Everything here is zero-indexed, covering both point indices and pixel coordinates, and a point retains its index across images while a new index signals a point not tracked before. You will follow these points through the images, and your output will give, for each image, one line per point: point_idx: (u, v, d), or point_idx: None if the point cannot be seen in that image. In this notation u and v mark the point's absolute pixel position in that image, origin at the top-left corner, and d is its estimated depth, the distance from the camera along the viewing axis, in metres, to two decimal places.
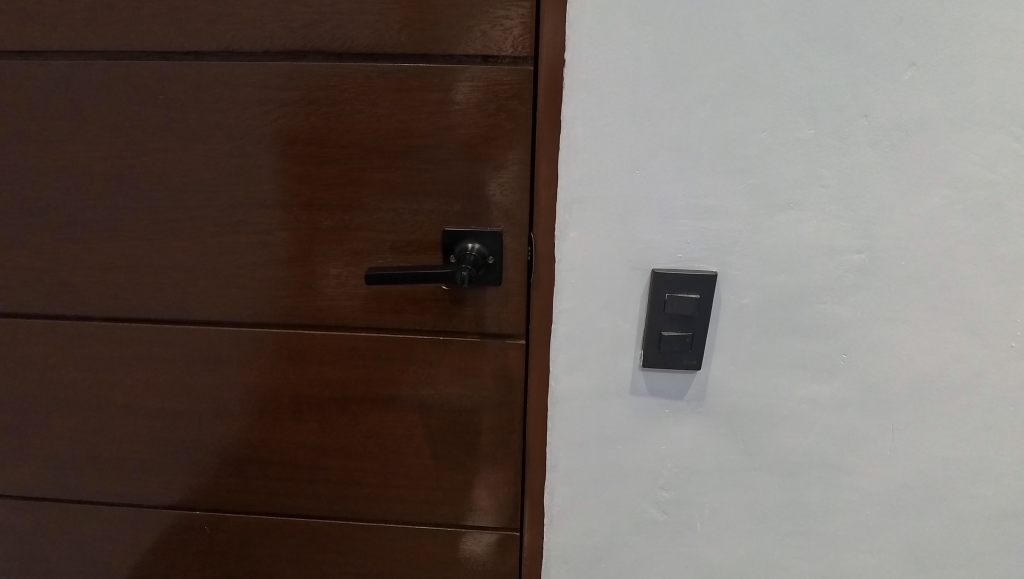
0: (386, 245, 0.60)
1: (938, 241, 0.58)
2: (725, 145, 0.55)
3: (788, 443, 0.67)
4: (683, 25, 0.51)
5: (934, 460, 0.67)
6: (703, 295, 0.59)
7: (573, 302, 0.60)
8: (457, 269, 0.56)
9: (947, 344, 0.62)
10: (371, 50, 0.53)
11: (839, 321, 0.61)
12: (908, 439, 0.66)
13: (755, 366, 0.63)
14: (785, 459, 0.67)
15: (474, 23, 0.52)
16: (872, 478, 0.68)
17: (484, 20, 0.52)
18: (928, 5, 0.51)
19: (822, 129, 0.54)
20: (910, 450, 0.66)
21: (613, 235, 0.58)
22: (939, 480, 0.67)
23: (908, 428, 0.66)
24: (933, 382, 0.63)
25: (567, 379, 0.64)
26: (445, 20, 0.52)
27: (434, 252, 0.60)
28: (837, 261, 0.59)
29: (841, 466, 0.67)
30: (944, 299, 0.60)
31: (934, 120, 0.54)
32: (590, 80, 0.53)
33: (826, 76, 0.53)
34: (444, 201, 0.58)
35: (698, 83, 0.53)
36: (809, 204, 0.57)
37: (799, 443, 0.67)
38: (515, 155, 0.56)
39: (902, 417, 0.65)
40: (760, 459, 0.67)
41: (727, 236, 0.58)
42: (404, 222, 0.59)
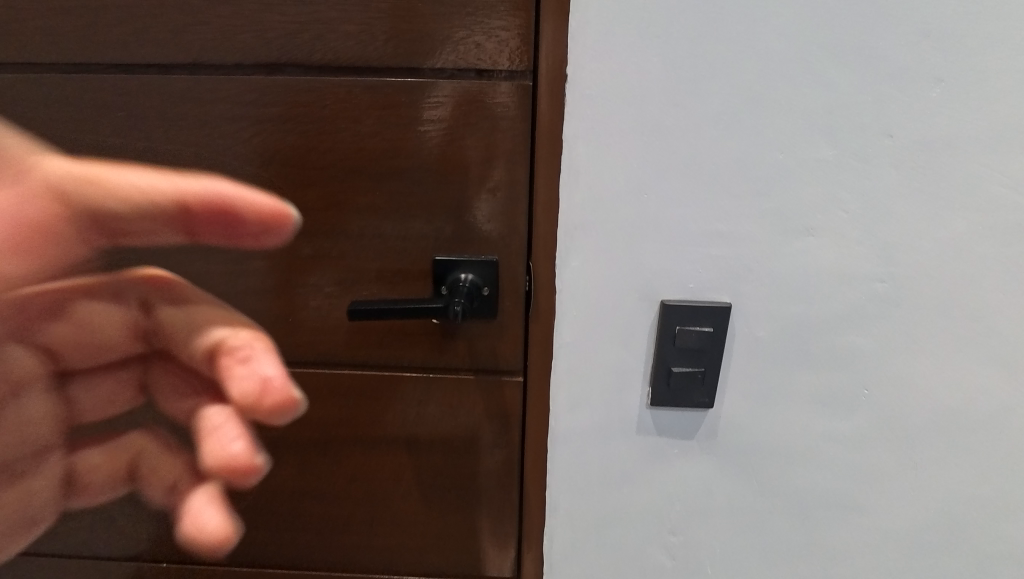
0: (373, 275, 0.55)
1: (965, 268, 0.54)
2: (740, 166, 0.50)
3: (805, 483, 0.62)
4: (695, 39, 0.47)
5: (959, 500, 0.62)
6: (717, 328, 0.55)
7: (574, 335, 0.56)
8: (451, 303, 0.51)
9: (974, 377, 0.58)
10: (355, 63, 0.49)
11: (860, 353, 0.57)
12: (932, 477, 0.61)
13: (769, 401, 0.59)
14: (801, 499, 0.63)
15: (469, 34, 0.48)
16: (893, 518, 0.63)
17: (479, 32, 0.48)
18: (957, 17, 0.47)
19: (844, 149, 0.50)
20: (934, 489, 0.62)
21: (618, 264, 0.53)
22: (966, 520, 0.63)
23: (934, 467, 0.61)
24: (958, 417, 0.59)
25: (568, 416, 0.59)
26: (437, 32, 0.48)
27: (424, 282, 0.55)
28: (859, 288, 0.55)
29: (860, 507, 0.63)
30: (971, 330, 0.56)
31: (962, 140, 0.50)
32: (594, 95, 0.48)
33: (849, 93, 0.49)
34: (434, 228, 0.53)
35: (712, 98, 0.48)
36: (829, 229, 0.53)
37: (817, 482, 0.62)
38: (512, 176, 0.51)
39: (925, 454, 0.61)
40: (774, 500, 0.63)
41: (741, 263, 0.53)
42: (391, 249, 0.54)
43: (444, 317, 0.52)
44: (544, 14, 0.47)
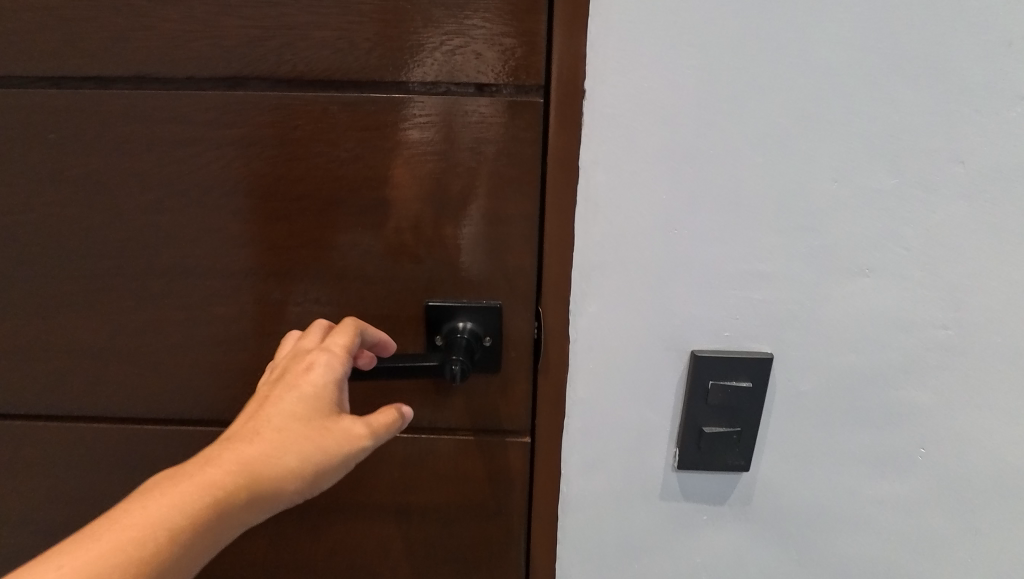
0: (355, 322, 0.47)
1: None
2: (786, 198, 0.43)
3: (851, 553, 0.54)
4: (738, 49, 0.39)
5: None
6: (756, 384, 0.48)
7: (590, 391, 0.48)
8: (449, 360, 0.44)
9: None
10: (330, 76, 0.41)
11: (915, 408, 0.49)
12: (997, 548, 0.54)
13: (811, 461, 0.51)
14: (845, 570, 0.55)
15: (468, 42, 0.40)
16: None
17: (479, 39, 0.40)
18: None
19: (906, 178, 0.43)
20: (1000, 561, 0.54)
21: (643, 309, 0.46)
22: None
23: (999, 536, 0.53)
24: None
25: (582, 482, 0.51)
26: (427, 40, 0.40)
27: (416, 330, 0.47)
28: (920, 337, 0.47)
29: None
30: None
31: None
32: (616, 115, 0.40)
33: (914, 113, 0.41)
34: (426, 269, 0.45)
35: (757, 118, 0.41)
36: (886, 269, 0.45)
37: (865, 552, 0.54)
38: (519, 209, 0.44)
39: (990, 521, 0.53)
40: (815, 571, 0.55)
41: (785, 309, 0.46)
42: (376, 293, 0.46)
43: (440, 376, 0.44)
44: (558, 18, 0.39)
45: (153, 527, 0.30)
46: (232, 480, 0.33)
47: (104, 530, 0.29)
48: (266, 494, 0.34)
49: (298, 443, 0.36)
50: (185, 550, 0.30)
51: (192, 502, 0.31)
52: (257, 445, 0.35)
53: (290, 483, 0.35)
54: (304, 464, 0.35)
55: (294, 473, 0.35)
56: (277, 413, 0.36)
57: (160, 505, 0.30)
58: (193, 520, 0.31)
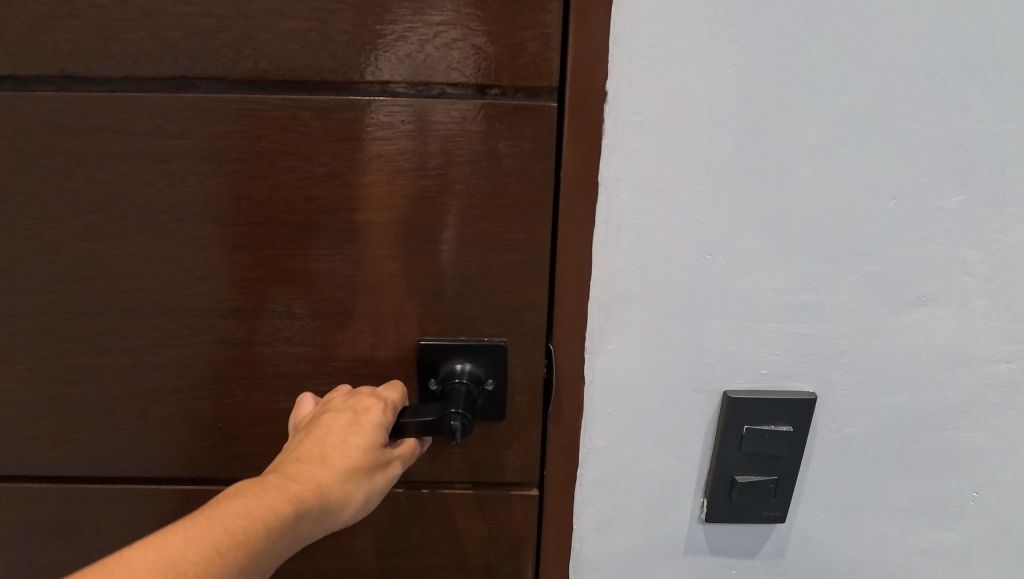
0: (334, 364, 0.40)
1: None
2: (836, 219, 0.36)
3: None
4: (788, 45, 0.32)
5: None
6: (797, 429, 0.41)
7: (608, 438, 0.42)
8: (447, 413, 0.37)
9: None
10: (298, 76, 0.34)
11: (972, 451, 0.42)
12: None
13: (856, 516, 0.44)
14: None
15: (466, 36, 0.33)
16: None
17: (479, 31, 0.33)
18: None
19: (976, 195, 0.35)
20: None
21: (670, 347, 0.40)
22: None
23: None
24: None
25: (597, 537, 0.45)
26: (417, 34, 0.33)
27: (405, 373, 0.40)
28: (977, 373, 0.40)
29: None
30: None
31: None
32: (644, 123, 0.34)
33: (991, 119, 0.34)
34: (418, 304, 0.38)
35: (806, 125, 0.34)
36: (949, 299, 0.38)
37: None
38: (528, 234, 0.37)
39: None
40: None
41: (830, 345, 0.39)
42: (359, 331, 0.39)
43: (438, 432, 0.37)
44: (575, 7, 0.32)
45: (244, 535, 0.29)
46: (308, 502, 0.32)
47: (198, 525, 0.29)
48: (328, 520, 0.33)
49: (363, 475, 0.35)
50: (262, 565, 0.30)
51: (277, 518, 0.31)
52: (330, 470, 0.33)
53: (348, 510, 0.34)
54: (363, 494, 0.35)
55: (353, 501, 0.34)
56: (348, 441, 0.34)
57: (250, 513, 0.30)
58: (275, 536, 0.30)
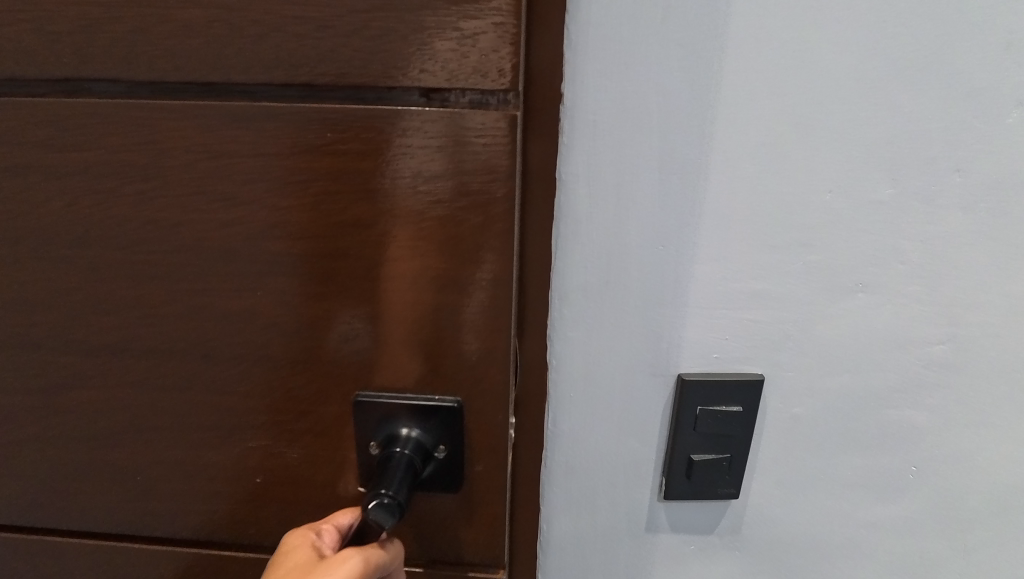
0: (282, 392, 0.38)
1: None
2: (773, 214, 0.36)
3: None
4: (733, 37, 0.32)
5: None
6: (747, 409, 0.42)
7: (572, 421, 0.43)
8: (376, 493, 0.33)
9: None
10: (219, 77, 0.31)
11: (914, 430, 0.44)
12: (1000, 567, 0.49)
13: (804, 491, 0.46)
14: None
15: (389, 27, 0.30)
16: None
17: (407, 24, 0.30)
18: None
19: (906, 188, 0.36)
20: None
21: (626, 334, 0.40)
22: None
23: (993, 556, 0.49)
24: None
25: (564, 515, 0.47)
26: (335, 26, 0.30)
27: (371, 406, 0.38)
28: (912, 354, 0.41)
29: None
30: None
31: None
32: (598, 121, 0.34)
33: (919, 117, 0.34)
34: (371, 330, 0.36)
35: (750, 122, 0.34)
36: (884, 286, 0.38)
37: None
38: (481, 258, 0.34)
39: (987, 541, 0.48)
40: None
41: (778, 330, 0.40)
42: (300, 358, 0.37)
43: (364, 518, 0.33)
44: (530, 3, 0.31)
45: None
46: None
47: None
48: None
49: None
50: None
51: None
52: None
53: None
54: None
55: None
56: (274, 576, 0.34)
57: None
58: None
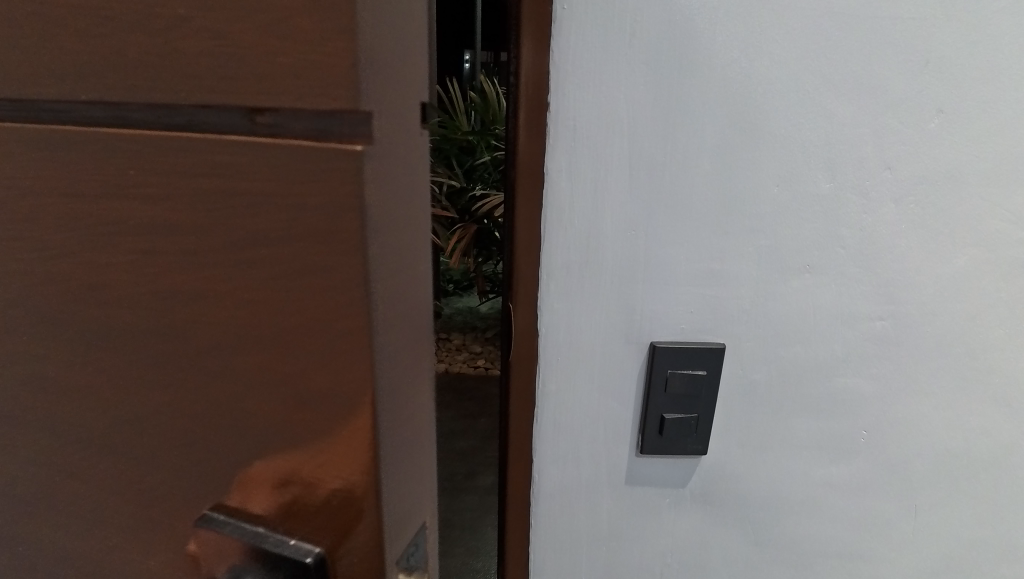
0: (124, 509, 0.30)
1: (967, 306, 0.48)
2: (732, 203, 0.44)
3: (804, 533, 0.56)
4: (685, 60, 0.40)
5: (954, 541, 0.57)
6: (710, 372, 0.49)
7: (559, 383, 0.49)
8: None
9: (969, 416, 0.52)
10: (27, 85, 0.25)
11: (857, 394, 0.51)
12: (940, 521, 0.56)
13: (765, 450, 0.53)
14: (800, 550, 0.57)
15: (177, 13, 0.21)
16: (895, 566, 0.58)
17: (199, 10, 0.21)
18: (958, 43, 0.41)
19: (841, 184, 0.44)
20: (938, 533, 0.56)
21: (604, 306, 0.46)
22: (967, 564, 0.58)
23: (934, 511, 0.55)
24: (958, 458, 0.54)
25: (552, 469, 0.52)
26: (116, 7, 0.22)
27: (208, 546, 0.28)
28: (856, 329, 0.48)
29: (860, 555, 0.57)
30: (965, 368, 0.50)
31: (964, 173, 0.44)
32: (577, 127, 0.41)
33: (840, 125, 0.43)
34: (203, 440, 0.27)
35: (708, 128, 0.42)
36: (828, 267, 0.46)
37: (818, 533, 0.56)
38: (332, 369, 0.23)
39: (927, 497, 0.55)
40: (772, 551, 0.57)
41: (735, 304, 0.47)
42: (134, 452, 0.29)
43: None
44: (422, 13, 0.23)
45: None
46: None
47: None
48: None
49: None
50: None
51: None
52: None
53: None
54: None
55: None
56: None
57: None
58: None
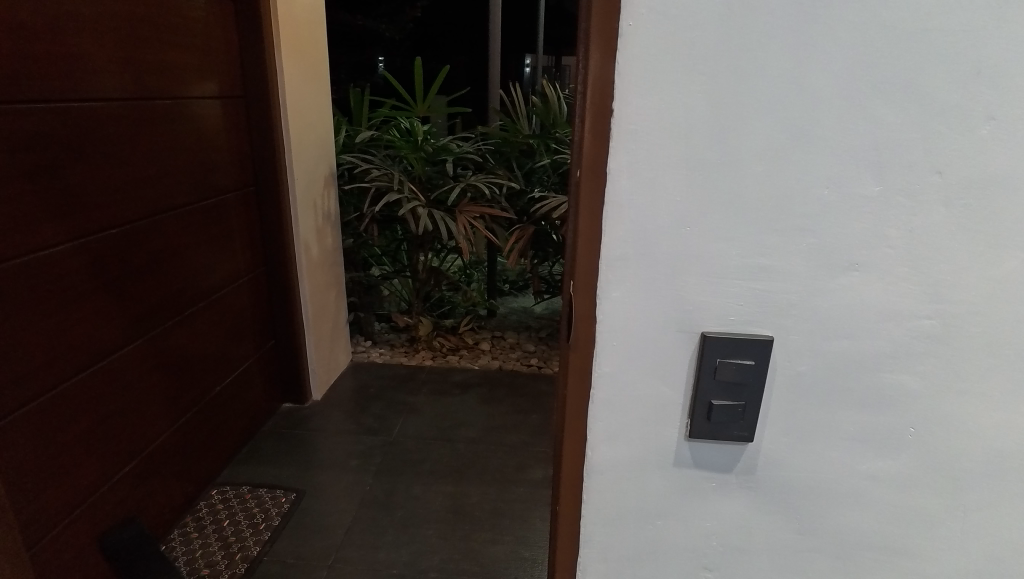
0: None
1: (1018, 308, 0.49)
2: (781, 203, 0.47)
3: (847, 524, 0.58)
4: (739, 72, 0.44)
5: (996, 539, 0.58)
6: (758, 362, 0.52)
7: (614, 366, 0.53)
8: None
9: (1018, 417, 0.53)
10: None
11: (904, 391, 0.53)
12: (983, 518, 0.58)
13: (810, 441, 0.55)
14: (842, 540, 0.59)
15: None
16: (936, 560, 0.59)
17: None
18: (1011, 53, 0.43)
19: (890, 187, 0.47)
20: (981, 530, 0.58)
21: (657, 295, 0.50)
22: (1010, 563, 0.59)
23: (977, 508, 0.57)
24: (1004, 458, 0.55)
25: (605, 447, 0.57)
26: None
27: None
28: (904, 327, 0.51)
29: (901, 548, 0.59)
30: (1015, 370, 0.52)
31: (1016, 178, 0.46)
32: (638, 131, 0.46)
33: (890, 131, 0.45)
34: None
35: (759, 133, 0.45)
36: (876, 266, 0.49)
37: (861, 525, 0.58)
38: None
39: (970, 495, 0.57)
40: (815, 540, 0.59)
41: (784, 298, 0.50)
42: None
43: None
44: None
45: None
46: None
47: None
48: None
49: None
50: None
51: None
52: None
53: None
54: None
55: None
56: None
57: None
58: None
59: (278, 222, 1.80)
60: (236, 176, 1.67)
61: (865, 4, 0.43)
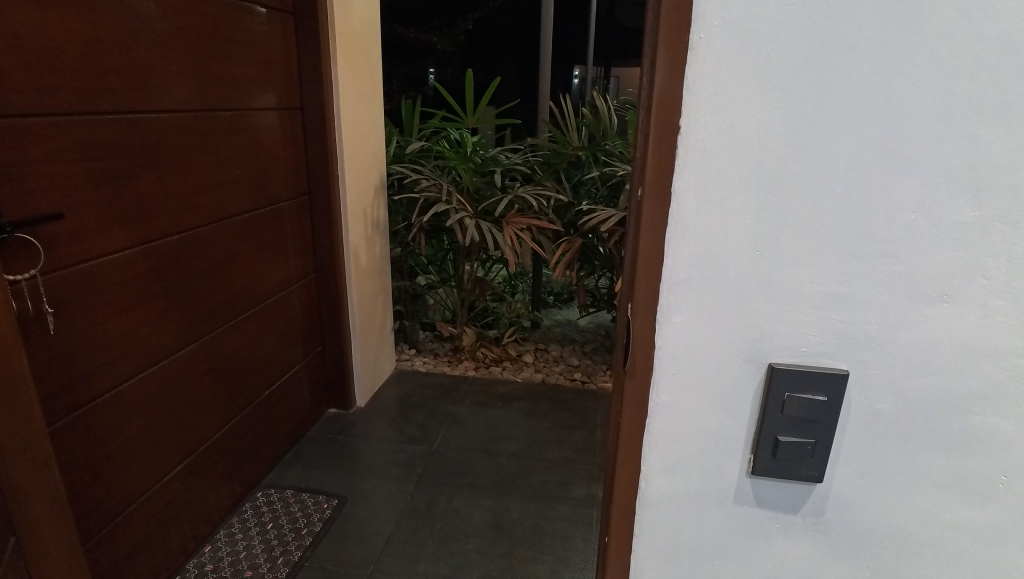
0: None
1: None
2: (862, 227, 0.44)
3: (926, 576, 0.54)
4: (819, 87, 0.41)
5: None
6: (831, 398, 0.48)
7: (673, 395, 0.50)
8: None
9: None
10: None
11: (996, 435, 0.48)
12: None
13: (888, 484, 0.51)
14: None
15: None
16: None
17: None
18: None
19: (988, 212, 0.42)
20: None
21: (723, 322, 0.47)
22: None
23: None
24: None
25: (660, 480, 0.54)
26: None
27: None
28: (999, 364, 0.46)
29: None
30: None
31: None
32: (707, 149, 0.43)
33: (988, 151, 0.41)
34: None
35: (839, 151, 0.42)
36: (969, 298, 0.45)
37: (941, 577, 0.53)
38: None
39: None
40: None
41: (863, 329, 0.46)
42: None
43: None
44: None
45: None
46: None
47: None
48: None
49: None
50: None
51: None
52: None
53: None
54: None
55: None
56: None
57: None
58: None
59: (329, 231, 1.84)
60: (292, 186, 1.71)
61: (963, 14, 0.39)
